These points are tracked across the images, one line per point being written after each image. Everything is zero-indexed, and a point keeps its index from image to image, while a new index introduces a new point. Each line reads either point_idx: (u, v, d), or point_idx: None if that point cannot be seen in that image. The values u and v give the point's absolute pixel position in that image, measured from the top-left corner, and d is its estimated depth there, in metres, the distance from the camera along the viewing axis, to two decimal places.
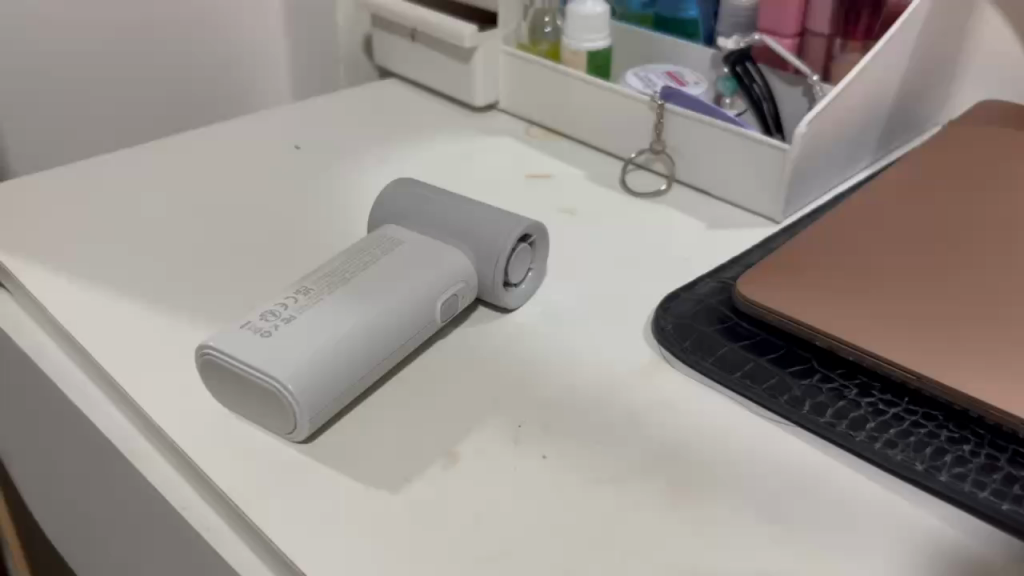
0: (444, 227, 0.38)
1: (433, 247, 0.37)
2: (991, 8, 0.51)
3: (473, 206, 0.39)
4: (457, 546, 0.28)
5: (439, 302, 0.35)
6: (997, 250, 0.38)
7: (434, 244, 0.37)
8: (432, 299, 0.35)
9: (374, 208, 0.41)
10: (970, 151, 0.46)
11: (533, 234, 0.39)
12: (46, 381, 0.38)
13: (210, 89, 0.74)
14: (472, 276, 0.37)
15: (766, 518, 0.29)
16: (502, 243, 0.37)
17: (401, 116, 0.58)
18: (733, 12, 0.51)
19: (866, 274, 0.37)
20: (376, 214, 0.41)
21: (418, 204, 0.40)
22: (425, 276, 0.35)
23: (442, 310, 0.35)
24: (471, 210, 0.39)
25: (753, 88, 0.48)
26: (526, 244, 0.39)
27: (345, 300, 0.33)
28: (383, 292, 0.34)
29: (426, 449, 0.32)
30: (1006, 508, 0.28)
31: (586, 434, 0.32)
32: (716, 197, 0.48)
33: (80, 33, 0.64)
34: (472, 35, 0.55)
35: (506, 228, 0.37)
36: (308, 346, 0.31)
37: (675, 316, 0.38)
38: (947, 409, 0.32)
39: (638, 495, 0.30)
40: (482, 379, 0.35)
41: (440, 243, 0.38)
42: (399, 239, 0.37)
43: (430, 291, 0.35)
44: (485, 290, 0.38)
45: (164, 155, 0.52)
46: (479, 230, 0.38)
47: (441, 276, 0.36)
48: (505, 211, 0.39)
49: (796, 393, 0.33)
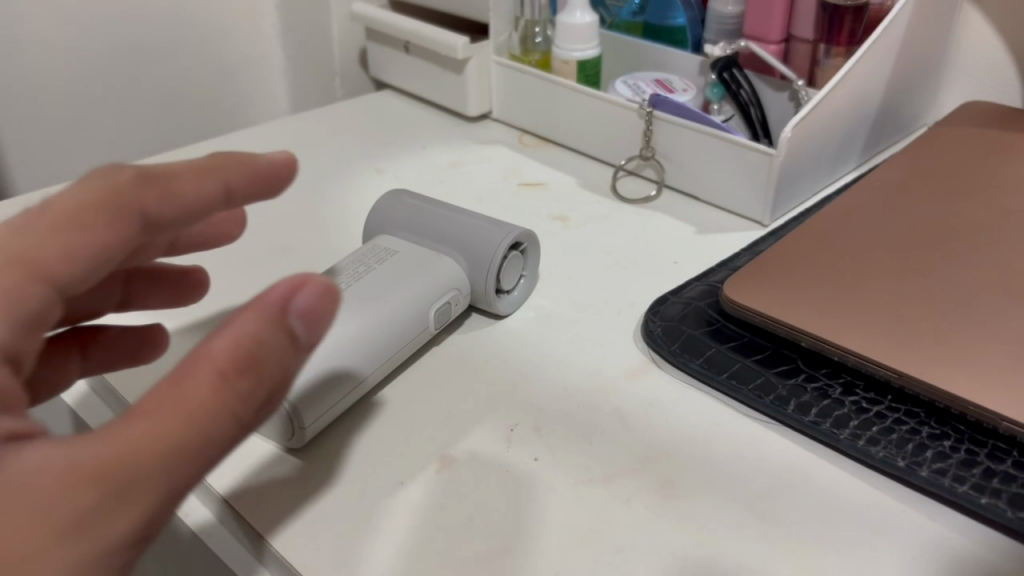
0: (437, 237, 0.39)
1: (424, 256, 0.38)
2: (975, 11, 0.52)
3: (463, 214, 0.40)
4: (451, 546, 0.29)
5: (432, 311, 0.36)
6: (978, 247, 0.39)
7: (426, 253, 0.38)
8: (425, 308, 0.36)
9: (368, 219, 0.42)
10: (954, 151, 0.47)
11: (525, 242, 0.40)
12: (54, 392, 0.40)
13: (212, 101, 0.75)
14: (465, 284, 0.38)
15: (750, 514, 0.30)
16: (492, 253, 0.38)
17: (397, 127, 0.59)
18: (719, 19, 0.52)
19: (850, 273, 0.38)
20: (371, 223, 0.42)
21: (411, 214, 0.41)
22: (417, 285, 0.36)
23: (435, 318, 0.36)
24: (461, 220, 0.39)
25: (740, 94, 0.49)
26: (518, 252, 0.40)
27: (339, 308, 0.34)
28: (377, 302, 0.35)
29: (420, 454, 0.32)
30: (985, 501, 0.29)
31: (578, 436, 0.33)
32: (705, 201, 0.49)
33: (80, 51, 0.65)
34: (463, 48, 0.56)
35: (496, 237, 0.38)
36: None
37: (663, 319, 0.38)
38: (929, 407, 0.33)
39: (627, 494, 0.31)
40: (476, 384, 0.36)
41: (432, 252, 0.39)
42: (393, 249, 0.38)
43: (423, 300, 0.36)
44: (477, 297, 0.39)
45: (164, 169, 0.53)
46: (470, 238, 0.39)
47: (435, 285, 0.36)
48: (496, 220, 0.40)
49: (781, 393, 0.34)
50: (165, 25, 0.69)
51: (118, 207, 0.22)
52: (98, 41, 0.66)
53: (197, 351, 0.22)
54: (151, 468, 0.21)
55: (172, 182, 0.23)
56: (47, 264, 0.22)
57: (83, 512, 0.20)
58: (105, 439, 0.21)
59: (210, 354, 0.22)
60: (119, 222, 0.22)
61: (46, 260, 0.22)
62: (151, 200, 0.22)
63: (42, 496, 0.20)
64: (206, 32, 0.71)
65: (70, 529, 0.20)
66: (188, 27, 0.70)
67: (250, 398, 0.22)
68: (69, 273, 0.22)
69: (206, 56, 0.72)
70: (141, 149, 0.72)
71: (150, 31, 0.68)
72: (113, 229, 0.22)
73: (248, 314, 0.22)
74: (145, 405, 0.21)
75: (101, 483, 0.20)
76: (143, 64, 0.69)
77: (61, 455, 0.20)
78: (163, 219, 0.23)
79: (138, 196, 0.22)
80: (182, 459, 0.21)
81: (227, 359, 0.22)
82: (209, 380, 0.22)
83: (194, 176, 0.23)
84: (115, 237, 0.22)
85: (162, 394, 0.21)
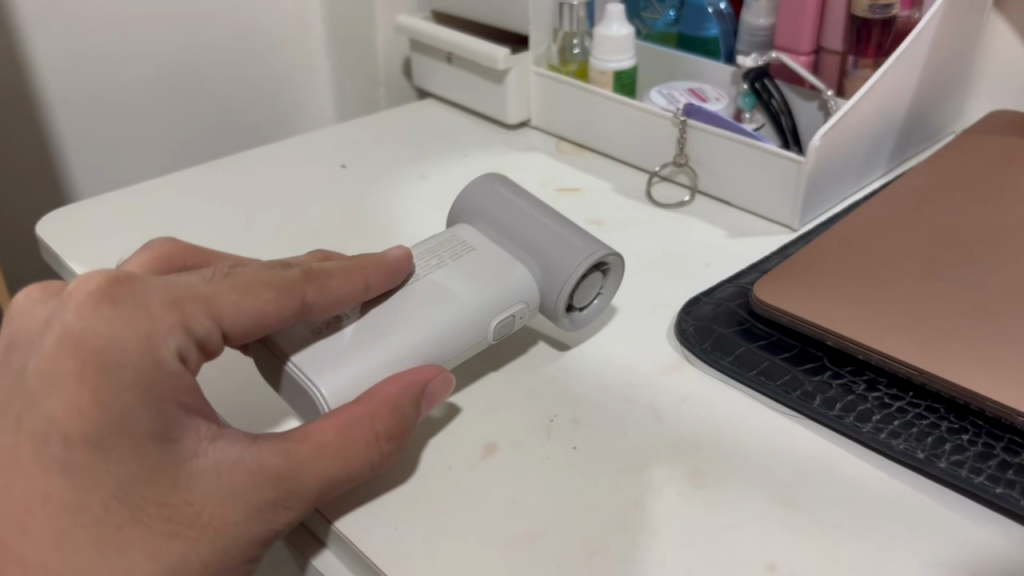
0: (518, 240, 0.39)
1: (499, 258, 0.38)
2: (1002, 22, 0.54)
3: (553, 221, 0.39)
4: (496, 527, 0.31)
5: (493, 323, 0.36)
6: (998, 250, 0.40)
7: (503, 256, 0.38)
8: (485, 320, 0.36)
9: (463, 201, 0.42)
10: (980, 159, 0.48)
11: (609, 262, 0.39)
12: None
13: (261, 109, 0.77)
14: (535, 296, 0.37)
15: (777, 502, 0.32)
16: (568, 271, 0.37)
17: (440, 135, 0.62)
18: (751, 30, 0.53)
19: (874, 275, 0.39)
20: (461, 211, 0.42)
21: (502, 210, 0.40)
22: (483, 290, 0.36)
23: (495, 330, 0.36)
24: (543, 229, 0.38)
25: (772, 103, 0.52)
26: (598, 272, 0.39)
27: (402, 310, 0.34)
28: (442, 305, 0.35)
29: (466, 442, 0.35)
30: (999, 491, 0.31)
31: (614, 427, 0.35)
32: (737, 206, 0.51)
33: (137, 62, 0.68)
34: (505, 58, 0.58)
35: (571, 258, 0.37)
36: (354, 356, 0.32)
37: (695, 319, 0.40)
38: (949, 402, 0.35)
39: (659, 481, 0.33)
40: (518, 378, 0.38)
41: (510, 256, 0.38)
42: (470, 244, 0.38)
43: (485, 313, 0.35)
44: (547, 309, 0.38)
45: (219, 174, 0.56)
46: (551, 250, 0.38)
47: (503, 296, 0.36)
48: (588, 234, 0.39)
49: (808, 388, 0.36)
50: (217, 36, 0.71)
51: (292, 288, 0.31)
52: (155, 52, 0.68)
53: (362, 410, 0.30)
54: (316, 487, 0.29)
55: (328, 281, 0.32)
56: (220, 309, 0.30)
57: (264, 501, 0.28)
58: (289, 455, 0.29)
59: (372, 416, 0.30)
60: (283, 300, 0.31)
61: (224, 310, 0.30)
62: (312, 292, 0.32)
63: (240, 484, 0.28)
64: (255, 43, 0.74)
65: (253, 510, 0.28)
66: (239, 37, 0.73)
67: (389, 457, 0.31)
68: (232, 320, 0.30)
69: (255, 66, 0.75)
70: (193, 157, 0.75)
71: (203, 41, 0.71)
72: (275, 302, 0.31)
73: (400, 387, 0.31)
74: (317, 441, 0.29)
75: (279, 486, 0.29)
76: (196, 75, 0.71)
77: (255, 462, 0.29)
78: (314, 306, 0.32)
79: (304, 287, 0.32)
80: (334, 485, 0.30)
81: (387, 424, 0.30)
82: (365, 440, 0.30)
83: (345, 278, 0.33)
84: (276, 310, 0.31)
85: (332, 438, 0.29)
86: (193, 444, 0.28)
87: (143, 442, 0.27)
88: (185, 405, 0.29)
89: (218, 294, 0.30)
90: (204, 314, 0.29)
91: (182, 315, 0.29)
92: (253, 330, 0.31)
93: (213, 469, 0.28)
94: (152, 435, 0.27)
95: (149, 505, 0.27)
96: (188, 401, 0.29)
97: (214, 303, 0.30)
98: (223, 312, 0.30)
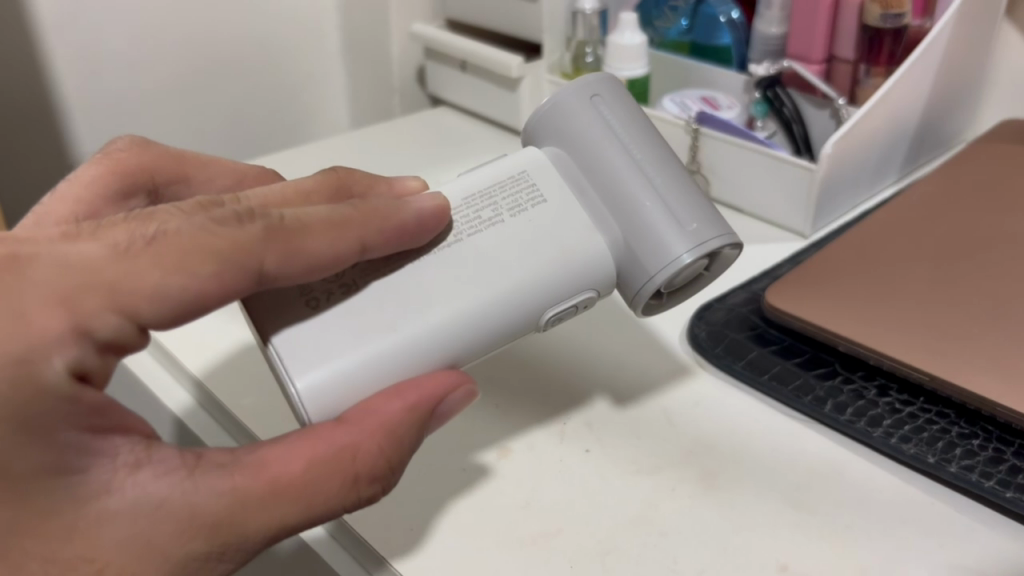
0: (615, 198, 0.33)
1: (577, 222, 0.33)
2: (1012, 29, 0.54)
3: (666, 184, 0.34)
4: (510, 529, 0.31)
5: (548, 313, 0.32)
6: (1009, 256, 0.41)
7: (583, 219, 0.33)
8: (539, 310, 0.32)
9: (572, 104, 0.35)
10: (992, 166, 0.48)
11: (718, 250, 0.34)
12: (158, 400, 0.43)
13: (277, 115, 0.78)
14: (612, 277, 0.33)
15: (789, 506, 0.32)
16: (661, 271, 0.32)
17: (455, 142, 0.62)
18: (764, 39, 0.54)
19: (887, 280, 0.40)
20: (559, 118, 0.35)
21: (611, 147, 0.34)
22: (533, 275, 0.31)
23: (547, 318, 0.33)
24: (650, 198, 0.33)
25: (784, 111, 0.52)
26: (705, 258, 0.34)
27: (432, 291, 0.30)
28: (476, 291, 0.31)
29: (482, 445, 0.35)
30: (1009, 495, 0.31)
31: (628, 430, 0.36)
32: (751, 214, 0.51)
33: (153, 70, 0.68)
34: (519, 65, 0.58)
35: (668, 256, 0.32)
36: (354, 354, 0.29)
37: (707, 324, 0.41)
38: (960, 407, 0.35)
39: (671, 484, 0.33)
40: (534, 382, 0.39)
41: (598, 223, 0.33)
42: (540, 191, 0.33)
43: (538, 304, 0.32)
44: (627, 287, 0.34)
45: None
46: (651, 234, 0.33)
47: (566, 285, 0.32)
48: (704, 214, 0.33)
49: (819, 393, 0.36)
50: (233, 44, 0.72)
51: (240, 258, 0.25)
52: (171, 60, 0.69)
53: (346, 441, 0.27)
54: (267, 533, 0.26)
55: (297, 244, 0.27)
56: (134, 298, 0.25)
57: (194, 553, 0.26)
58: (236, 500, 0.26)
59: (353, 455, 0.27)
60: (226, 273, 0.25)
61: (139, 299, 0.24)
62: (273, 260, 0.26)
63: (160, 535, 0.25)
64: (271, 52, 0.75)
65: (177, 564, 0.26)
66: (254, 46, 0.73)
67: (363, 497, 0.28)
68: (148, 308, 0.25)
69: (271, 74, 0.76)
70: None
71: (219, 50, 0.71)
72: (213, 278, 0.25)
73: (398, 416, 0.28)
74: (284, 476, 0.27)
75: (218, 534, 0.26)
76: (211, 82, 0.72)
77: (183, 505, 0.25)
78: (276, 276, 0.26)
79: (262, 254, 0.26)
80: (295, 527, 0.27)
81: (370, 463, 0.28)
82: (343, 478, 0.27)
83: (323, 239, 0.27)
84: (219, 283, 0.25)
85: (303, 476, 0.27)
86: (100, 478, 0.25)
87: (28, 483, 0.24)
88: (92, 425, 0.25)
89: (132, 276, 0.24)
90: (108, 310, 0.25)
91: (79, 314, 0.24)
92: (185, 314, 0.25)
93: (129, 511, 0.25)
94: (44, 470, 0.24)
95: (33, 558, 0.24)
96: (94, 422, 0.25)
97: (124, 289, 0.24)
98: (133, 299, 0.25)
